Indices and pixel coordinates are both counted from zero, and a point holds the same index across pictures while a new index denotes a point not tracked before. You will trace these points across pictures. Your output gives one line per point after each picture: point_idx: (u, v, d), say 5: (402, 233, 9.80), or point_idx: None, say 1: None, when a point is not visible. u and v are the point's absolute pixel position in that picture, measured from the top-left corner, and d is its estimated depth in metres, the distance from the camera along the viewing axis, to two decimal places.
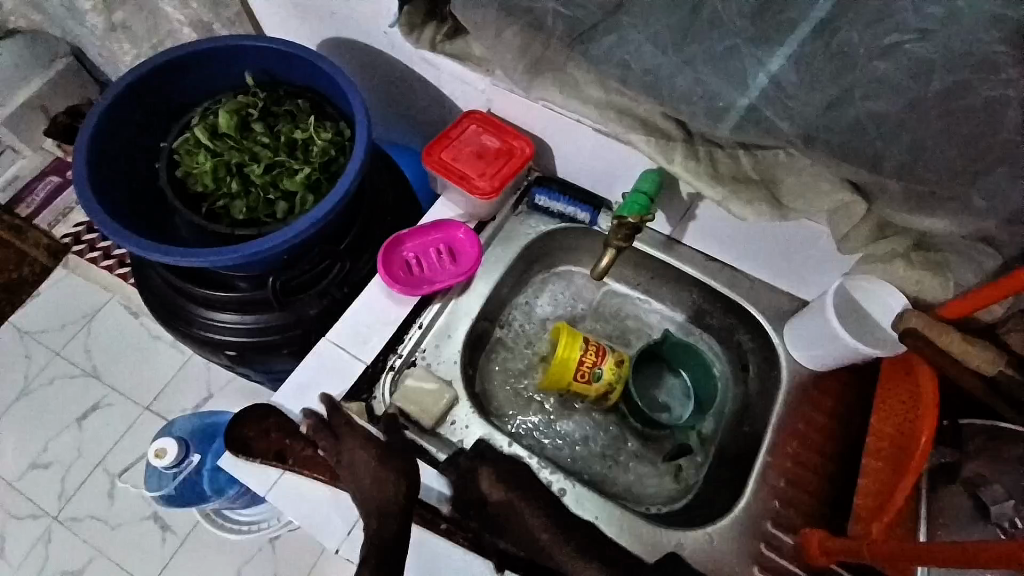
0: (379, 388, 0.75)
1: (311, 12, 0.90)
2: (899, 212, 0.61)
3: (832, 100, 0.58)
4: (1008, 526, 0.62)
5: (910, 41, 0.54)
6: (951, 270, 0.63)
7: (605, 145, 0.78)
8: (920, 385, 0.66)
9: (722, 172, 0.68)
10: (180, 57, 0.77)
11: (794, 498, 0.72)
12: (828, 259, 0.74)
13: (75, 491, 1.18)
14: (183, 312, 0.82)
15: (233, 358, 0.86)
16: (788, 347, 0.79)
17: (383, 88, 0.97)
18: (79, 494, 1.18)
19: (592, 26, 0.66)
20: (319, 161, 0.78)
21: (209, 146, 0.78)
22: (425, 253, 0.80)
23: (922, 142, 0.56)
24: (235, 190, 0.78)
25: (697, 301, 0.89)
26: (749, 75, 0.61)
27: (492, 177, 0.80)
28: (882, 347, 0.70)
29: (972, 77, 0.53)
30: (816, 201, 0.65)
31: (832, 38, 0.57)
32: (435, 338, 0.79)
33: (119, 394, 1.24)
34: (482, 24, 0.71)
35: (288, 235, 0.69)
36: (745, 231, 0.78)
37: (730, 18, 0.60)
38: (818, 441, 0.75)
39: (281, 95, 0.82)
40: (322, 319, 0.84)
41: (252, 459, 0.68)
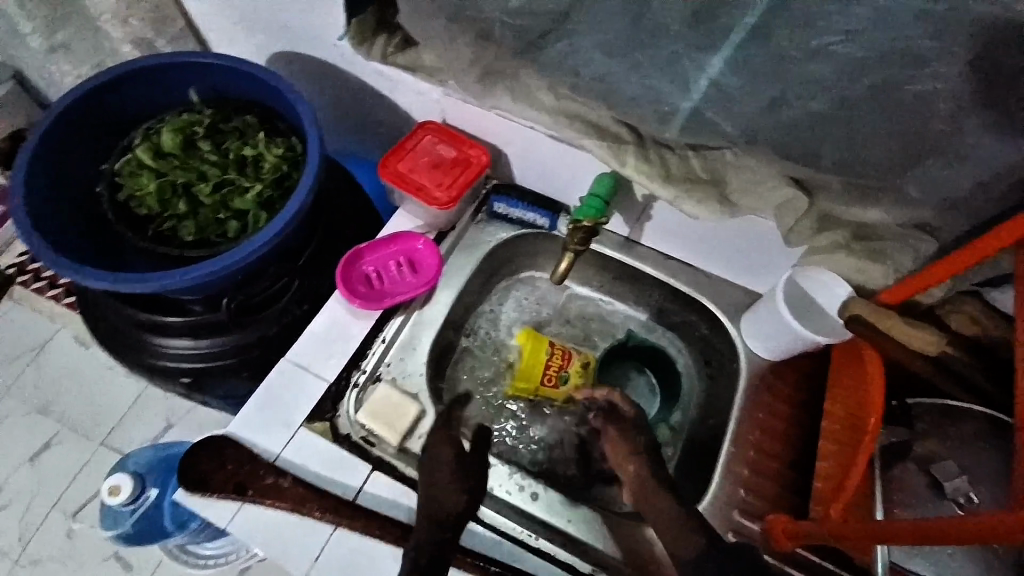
0: (344, 405, 0.73)
1: (257, 27, 0.89)
2: (840, 206, 0.65)
3: (770, 102, 0.59)
4: (963, 501, 0.65)
5: (837, 42, 0.54)
6: (890, 257, 0.66)
7: (560, 150, 0.79)
8: (867, 367, 0.69)
9: (674, 173, 0.71)
10: (117, 76, 0.74)
11: (759, 486, 0.74)
12: (778, 253, 0.77)
13: (32, 535, 1.12)
14: (135, 340, 0.79)
15: (190, 385, 0.83)
16: (745, 339, 0.82)
17: (335, 100, 0.96)
18: (37, 537, 1.12)
19: (541, 35, 0.66)
20: (270, 178, 0.76)
21: (154, 167, 0.76)
22: (385, 266, 0.79)
23: (855, 139, 0.58)
24: (184, 211, 0.75)
25: (659, 300, 0.90)
26: (691, 80, 0.62)
27: (449, 187, 0.80)
28: (829, 334, 0.74)
29: (901, 73, 0.53)
30: (762, 197, 0.67)
31: (766, 41, 0.57)
32: (400, 350, 0.78)
33: (71, 430, 1.18)
34: (434, 33, 0.72)
35: (241, 254, 0.68)
36: (699, 230, 0.80)
37: (673, 24, 0.59)
38: (779, 428, 0.77)
39: (228, 112, 0.80)
40: (283, 337, 0.82)
41: (207, 493, 0.65)
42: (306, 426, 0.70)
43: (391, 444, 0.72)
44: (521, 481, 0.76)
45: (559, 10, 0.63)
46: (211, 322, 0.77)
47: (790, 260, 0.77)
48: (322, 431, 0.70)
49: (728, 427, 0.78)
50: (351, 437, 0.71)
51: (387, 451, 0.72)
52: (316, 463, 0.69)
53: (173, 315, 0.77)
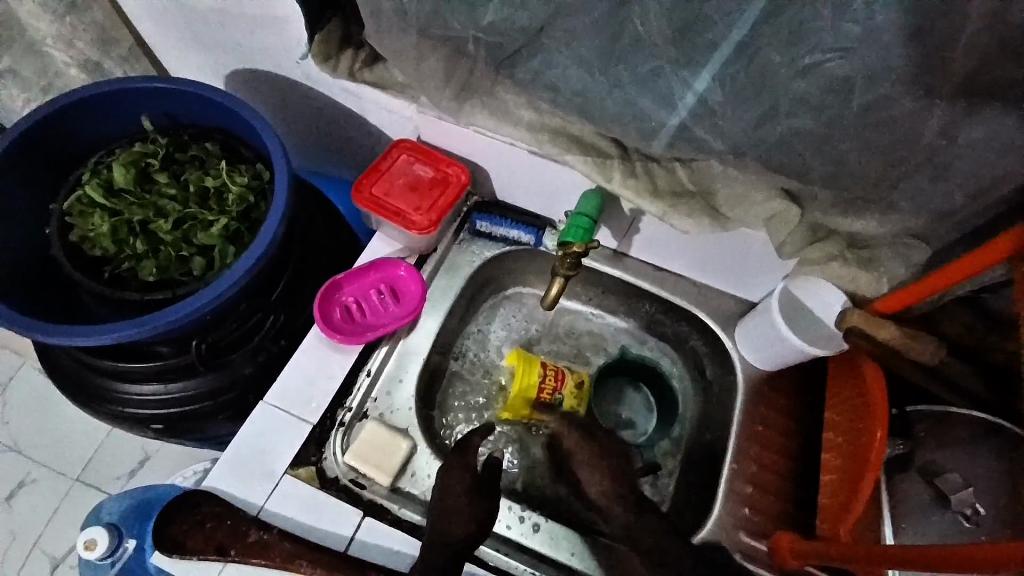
0: (330, 447, 0.69)
1: (212, 44, 0.83)
2: (832, 217, 0.62)
3: (759, 120, 0.56)
4: (970, 514, 0.65)
5: (830, 60, 0.50)
6: (883, 265, 0.64)
7: (542, 166, 0.75)
8: (867, 378, 0.69)
9: (661, 188, 0.68)
10: (58, 109, 0.69)
11: (762, 503, 0.73)
12: (771, 263, 0.75)
13: None
14: (97, 389, 0.74)
15: (162, 430, 0.79)
16: (739, 350, 0.80)
17: (302, 118, 0.91)
18: None
19: (515, 51, 0.62)
20: (235, 209, 0.72)
21: (107, 205, 0.70)
22: (366, 295, 0.76)
23: (847, 154, 0.55)
24: (143, 250, 0.70)
25: (650, 312, 0.88)
26: (676, 96, 0.58)
27: (428, 210, 0.76)
28: (825, 347, 0.72)
29: (892, 89, 0.50)
30: (751, 210, 0.66)
31: (754, 56, 0.52)
32: (386, 384, 0.75)
33: (43, 468, 1.12)
34: (401, 50, 0.67)
35: (206, 297, 0.63)
36: (689, 241, 0.77)
37: (653, 40, 0.55)
38: (780, 440, 0.76)
39: (186, 139, 0.75)
40: (261, 376, 0.78)
41: (187, 556, 0.62)
42: (290, 473, 0.67)
43: (382, 484, 0.69)
44: (522, 512, 0.75)
45: (535, 25, 0.58)
46: (179, 366, 0.72)
47: (784, 270, 0.75)
48: (307, 477, 0.67)
49: (729, 442, 0.76)
50: (340, 481, 0.68)
51: (379, 492, 0.69)
52: (304, 514, 0.66)
53: (138, 362, 0.72)
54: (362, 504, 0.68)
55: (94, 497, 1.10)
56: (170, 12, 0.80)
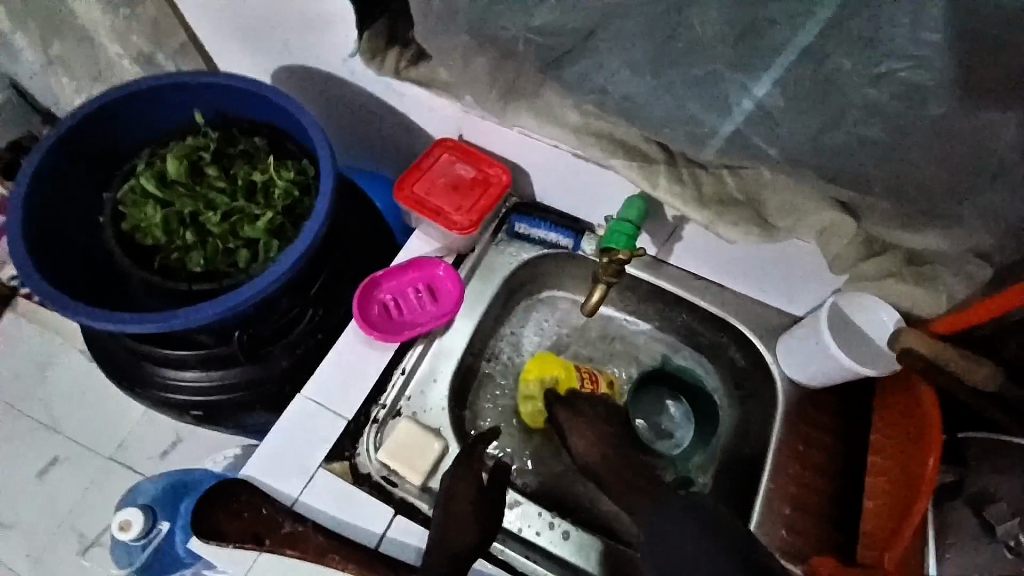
0: (363, 443, 0.70)
1: (261, 39, 0.84)
2: (891, 228, 0.60)
3: (821, 128, 0.54)
4: (1014, 544, 0.61)
5: (905, 68, 0.48)
6: (942, 283, 0.61)
7: (584, 170, 0.74)
8: (920, 401, 0.66)
9: (708, 196, 0.66)
10: (116, 100, 0.71)
11: (802, 525, 0.71)
12: (819, 276, 0.72)
13: (45, 551, 1.10)
14: (142, 374, 0.76)
15: (200, 418, 0.80)
16: (780, 365, 0.78)
17: (345, 115, 0.91)
18: (48, 553, 1.10)
19: (565, 52, 0.61)
20: (281, 204, 0.73)
21: (159, 196, 0.72)
22: (403, 293, 0.76)
23: (912, 165, 0.53)
24: (191, 242, 0.72)
25: (686, 322, 0.86)
26: (732, 101, 0.56)
27: (469, 210, 0.76)
28: (877, 365, 0.69)
29: (967, 101, 0.48)
30: (802, 220, 0.63)
31: (820, 62, 0.50)
32: (420, 383, 0.75)
33: (83, 446, 1.16)
34: (449, 48, 0.67)
35: (251, 290, 0.64)
36: (734, 251, 0.75)
37: (711, 43, 0.53)
38: (821, 461, 0.74)
39: (235, 134, 0.77)
40: (296, 368, 0.78)
41: (225, 543, 0.63)
42: (325, 467, 0.68)
43: (414, 483, 0.69)
44: (551, 519, 0.74)
45: (587, 25, 0.57)
46: (221, 356, 0.74)
47: (832, 284, 0.72)
48: (341, 472, 0.68)
49: (766, 460, 0.74)
50: (372, 477, 0.68)
51: (410, 491, 0.69)
52: (337, 509, 0.66)
53: (182, 350, 0.73)
54: (393, 502, 0.68)
55: (129, 477, 1.14)
56: (222, 7, 0.82)
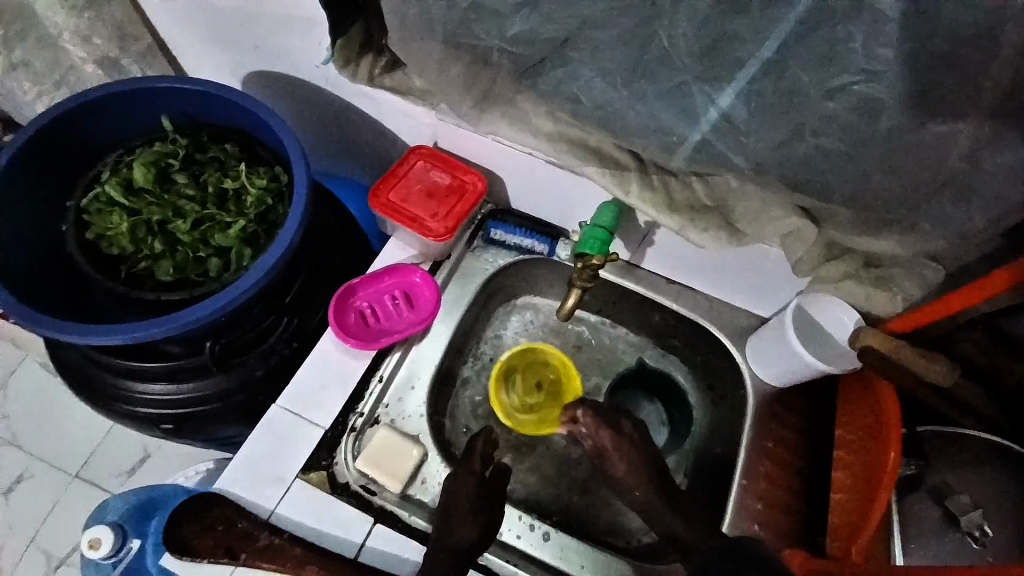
0: (341, 452, 0.69)
1: (233, 45, 0.84)
2: (850, 234, 0.62)
3: (784, 138, 0.56)
4: (978, 534, 0.65)
5: (860, 82, 0.50)
6: (898, 285, 0.64)
7: (558, 177, 0.76)
8: (880, 398, 0.69)
9: (679, 202, 0.68)
10: (80, 106, 0.69)
11: (772, 520, 0.73)
12: (784, 278, 0.75)
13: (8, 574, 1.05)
14: (108, 387, 0.74)
15: (169, 431, 0.78)
16: (750, 365, 0.80)
17: (319, 122, 0.91)
18: None
19: (538, 62, 0.62)
20: (253, 212, 0.72)
21: (125, 204, 0.70)
22: (380, 301, 0.76)
23: (869, 174, 0.56)
24: (160, 250, 0.70)
25: (660, 325, 0.88)
26: (700, 111, 0.58)
27: (445, 217, 0.76)
28: (838, 363, 0.72)
29: (920, 114, 0.50)
30: (769, 226, 0.66)
31: (781, 76, 0.53)
32: (397, 390, 0.75)
33: (44, 464, 1.11)
34: (425, 57, 0.67)
35: (224, 299, 0.63)
36: (704, 255, 0.77)
37: (679, 55, 0.55)
38: (789, 457, 0.76)
39: (206, 140, 0.75)
40: (271, 378, 0.77)
41: (198, 559, 0.62)
42: (301, 478, 0.67)
43: (392, 491, 0.69)
44: (532, 521, 0.75)
45: (561, 36, 0.58)
46: (192, 367, 0.72)
47: (797, 286, 0.75)
48: (318, 482, 0.67)
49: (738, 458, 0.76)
50: (350, 486, 0.68)
51: (389, 499, 0.69)
52: (314, 519, 0.66)
53: (151, 361, 0.71)
54: (372, 510, 0.67)
55: (94, 493, 1.10)
56: (190, 11, 0.81)
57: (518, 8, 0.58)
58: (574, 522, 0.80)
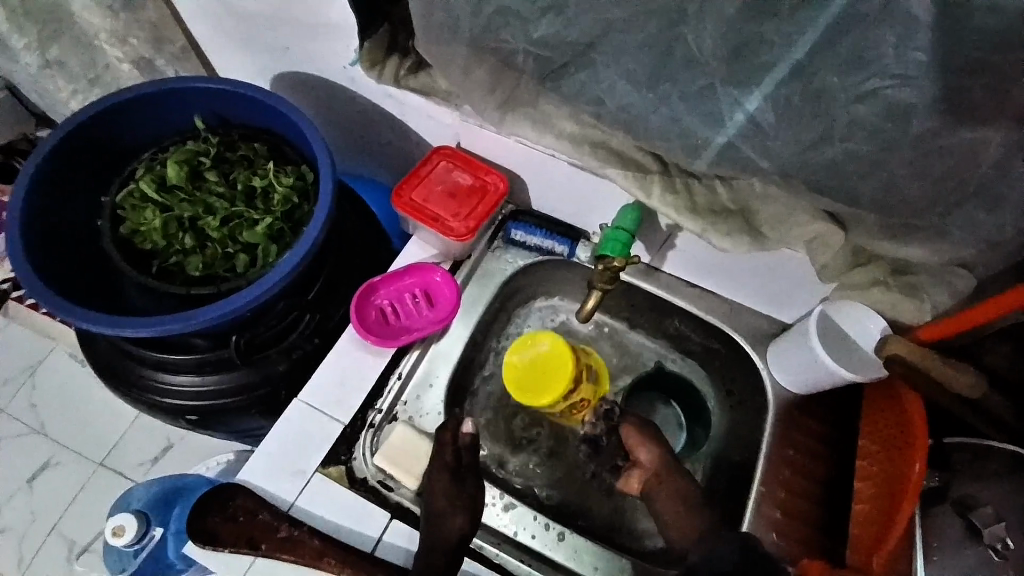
0: (359, 448, 0.70)
1: (262, 46, 0.85)
2: (880, 240, 0.61)
3: (810, 142, 0.55)
4: (1000, 548, 0.61)
5: (891, 86, 0.49)
6: (926, 293, 0.62)
7: (580, 179, 0.76)
8: (907, 411, 0.68)
9: (701, 205, 0.68)
10: (117, 105, 0.72)
11: (791, 530, 0.72)
12: (808, 284, 0.74)
13: (35, 557, 1.09)
14: (137, 378, 0.76)
15: (194, 422, 0.80)
16: (771, 371, 0.79)
17: (343, 122, 0.92)
18: (37, 561, 1.09)
19: (563, 65, 0.62)
20: (280, 210, 0.73)
21: (158, 200, 0.72)
22: (401, 299, 0.77)
23: (898, 181, 0.55)
24: (189, 246, 0.72)
25: (680, 329, 0.87)
26: (725, 115, 0.57)
27: (466, 217, 0.77)
28: (860, 371, 0.71)
29: (953, 119, 0.49)
30: (793, 230, 0.66)
31: (808, 79, 0.52)
32: (416, 387, 0.76)
33: (72, 451, 1.15)
34: (450, 58, 0.68)
35: (252, 294, 0.65)
36: (726, 259, 0.77)
37: (705, 58, 0.54)
38: (810, 466, 0.75)
39: (235, 139, 0.77)
40: (293, 373, 0.79)
41: (220, 548, 0.63)
42: (321, 472, 0.68)
43: (409, 487, 0.70)
44: (546, 521, 0.76)
45: (586, 39, 0.58)
46: (218, 360, 0.74)
47: (821, 292, 0.74)
48: (337, 476, 0.68)
49: (757, 465, 0.75)
50: (368, 481, 0.69)
51: (405, 495, 0.70)
52: (333, 513, 0.67)
53: (179, 354, 0.73)
54: (389, 506, 0.68)
55: (119, 481, 1.13)
56: (221, 14, 0.83)
57: (544, 12, 0.58)
58: (589, 524, 0.80)
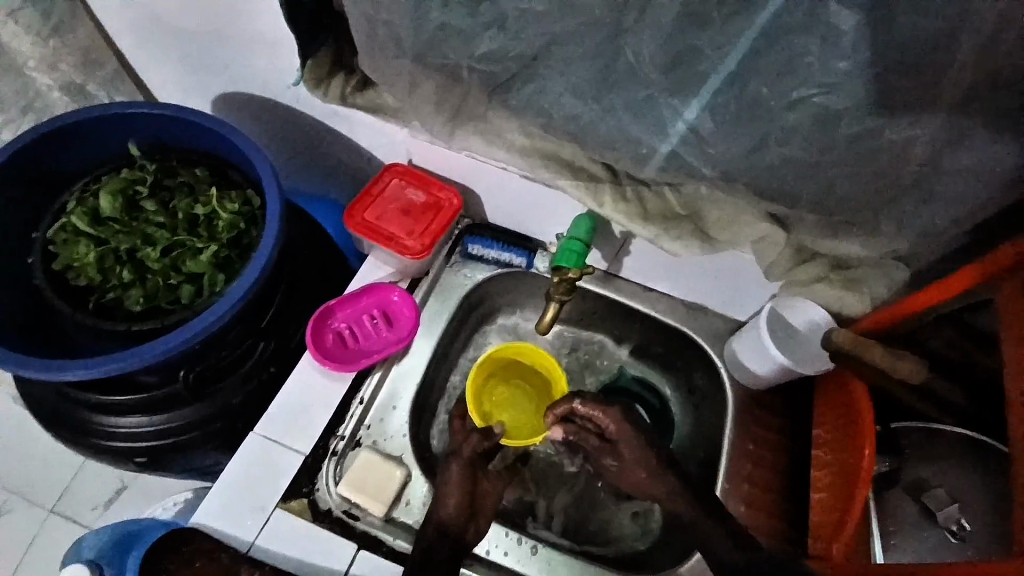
0: (322, 478, 0.68)
1: (202, 68, 0.83)
2: (820, 238, 0.64)
3: (749, 148, 0.57)
4: (957, 529, 0.65)
5: (817, 94, 0.52)
6: (866, 286, 0.67)
7: (533, 191, 0.76)
8: (856, 399, 0.69)
9: (652, 211, 0.69)
10: (44, 135, 0.68)
11: (757, 523, 0.74)
12: (758, 283, 0.76)
13: None
14: (80, 421, 0.72)
15: (144, 463, 0.76)
16: (729, 370, 0.81)
17: (291, 142, 0.90)
18: None
19: (509, 79, 0.62)
20: (225, 236, 0.71)
21: (92, 233, 0.69)
22: (358, 321, 0.75)
23: (832, 182, 0.58)
24: (129, 279, 0.69)
25: (641, 333, 0.88)
26: (667, 124, 0.59)
27: (421, 234, 0.76)
28: (811, 364, 0.74)
29: (878, 122, 0.52)
30: (739, 232, 0.68)
31: (743, 88, 0.54)
32: (379, 411, 0.74)
33: (18, 500, 1.07)
34: (396, 75, 0.68)
35: (198, 326, 0.62)
36: (679, 262, 0.79)
37: (646, 70, 0.56)
38: (771, 459, 0.77)
39: (174, 165, 0.74)
40: (250, 403, 0.76)
41: None
42: (282, 506, 0.66)
43: (377, 515, 0.68)
44: (519, 537, 0.74)
45: (529, 54, 0.59)
46: (166, 397, 0.70)
47: (771, 289, 0.77)
48: (299, 510, 0.66)
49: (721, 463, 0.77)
50: (333, 513, 0.67)
51: (373, 524, 0.68)
52: (296, 548, 0.65)
53: (123, 393, 0.70)
54: (356, 536, 0.66)
55: (71, 530, 1.06)
56: (157, 36, 0.80)
57: (485, 28, 0.58)
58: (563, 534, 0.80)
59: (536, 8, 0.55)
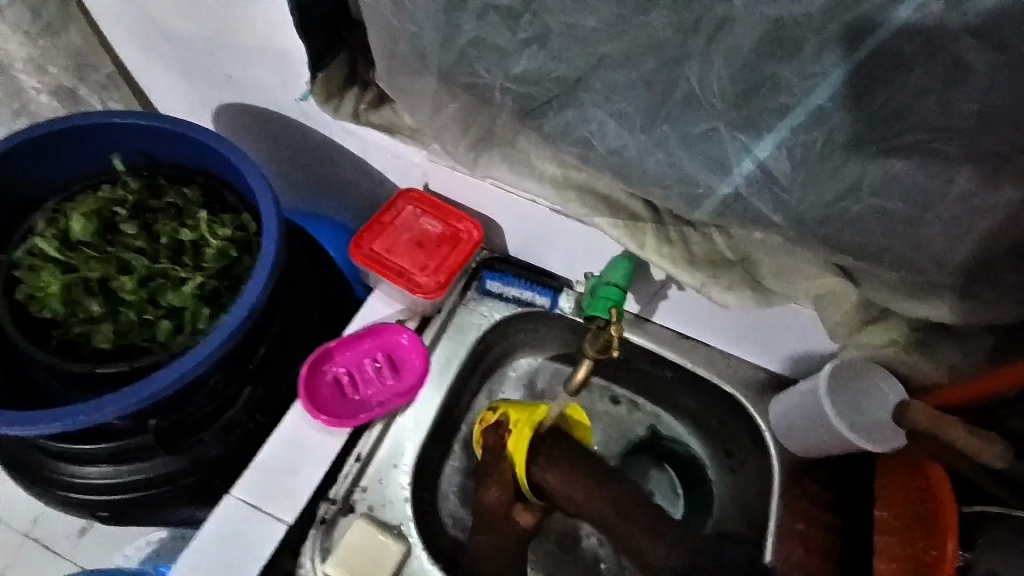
0: (308, 552, 0.60)
1: (202, 76, 0.75)
2: (893, 298, 0.56)
3: (834, 196, 0.49)
4: None
5: (933, 141, 0.43)
6: (943, 355, 0.60)
7: (563, 227, 0.68)
8: (933, 487, 0.59)
9: (698, 256, 0.60)
10: (15, 149, 0.61)
11: (811, 540, 0.67)
12: (815, 339, 0.67)
13: None
14: (40, 467, 0.64)
15: (109, 517, 0.68)
16: (775, 436, 0.71)
17: (295, 159, 0.82)
18: None
19: (545, 103, 0.54)
20: (213, 266, 0.63)
21: (60, 259, 0.62)
22: (360, 365, 0.66)
23: (926, 241, 0.49)
24: (98, 313, 0.61)
25: (670, 384, 0.79)
26: (731, 161, 0.51)
27: (435, 270, 0.67)
28: (873, 440, 0.63)
29: (997, 176, 0.43)
30: (799, 284, 0.59)
31: (829, 129, 0.45)
32: (378, 470, 0.65)
33: None
34: (418, 92, 0.60)
35: (172, 376, 0.54)
36: (722, 313, 0.70)
37: (710, 99, 0.47)
38: (825, 543, 0.67)
39: (162, 183, 0.67)
40: (233, 454, 0.67)
41: None
42: None
43: None
44: None
45: (572, 76, 0.51)
46: (133, 448, 0.61)
47: (828, 347, 0.67)
48: None
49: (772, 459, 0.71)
50: None
51: None
52: None
53: (86, 443, 0.61)
54: None
55: (43, 560, 0.91)
56: (158, 40, 0.73)
57: (525, 45, 0.51)
58: None
59: (587, 25, 0.48)
